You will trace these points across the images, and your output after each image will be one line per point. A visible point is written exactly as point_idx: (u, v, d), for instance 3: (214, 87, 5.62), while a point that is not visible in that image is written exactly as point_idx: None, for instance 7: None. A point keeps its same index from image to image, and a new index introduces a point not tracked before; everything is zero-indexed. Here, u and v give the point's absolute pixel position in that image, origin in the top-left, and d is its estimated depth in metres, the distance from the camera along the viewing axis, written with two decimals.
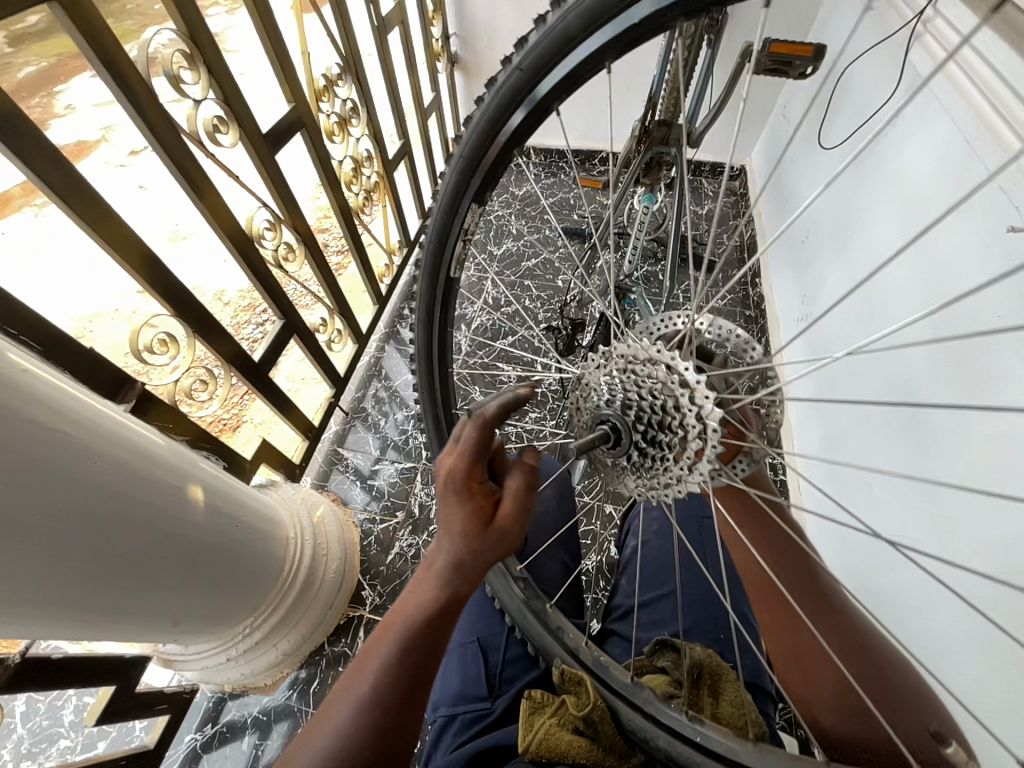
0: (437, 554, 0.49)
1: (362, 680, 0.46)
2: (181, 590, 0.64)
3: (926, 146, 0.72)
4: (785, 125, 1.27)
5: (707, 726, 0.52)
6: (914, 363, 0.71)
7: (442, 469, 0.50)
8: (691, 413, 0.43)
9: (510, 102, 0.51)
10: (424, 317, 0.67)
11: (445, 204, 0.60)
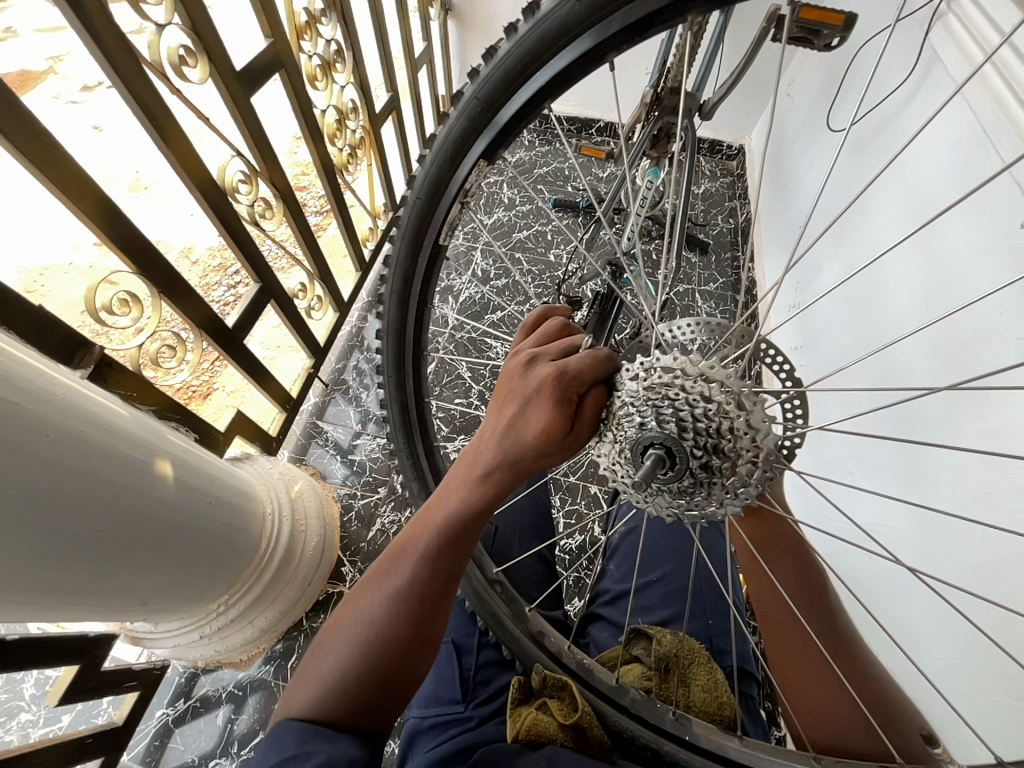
0: (490, 450, 0.46)
1: (397, 573, 0.46)
2: (150, 569, 0.60)
3: (936, 137, 0.71)
4: (790, 105, 1.24)
5: (694, 724, 0.54)
6: (905, 355, 0.71)
7: (546, 370, 0.45)
8: (748, 436, 0.42)
9: (538, 52, 0.47)
10: (401, 280, 0.63)
11: (446, 156, 0.55)
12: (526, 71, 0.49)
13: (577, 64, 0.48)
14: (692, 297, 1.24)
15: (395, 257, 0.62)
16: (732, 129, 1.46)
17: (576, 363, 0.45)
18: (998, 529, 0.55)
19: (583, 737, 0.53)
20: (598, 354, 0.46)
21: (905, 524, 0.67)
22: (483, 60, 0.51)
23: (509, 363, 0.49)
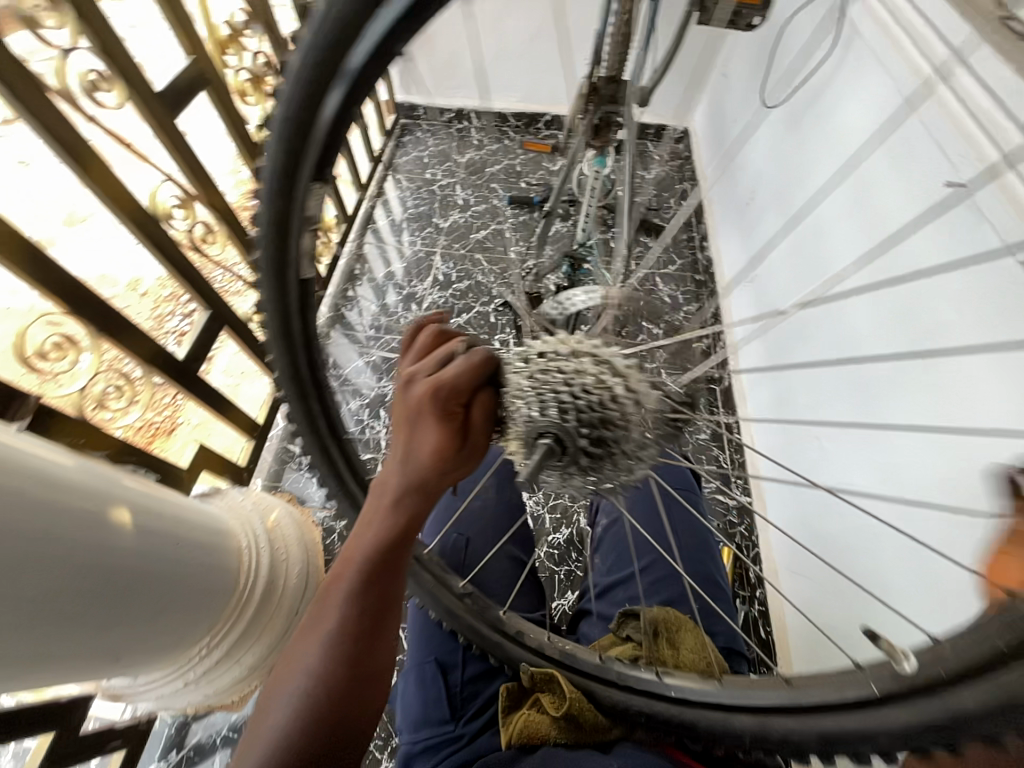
0: (395, 480, 0.42)
1: (328, 615, 0.41)
2: (118, 623, 0.57)
3: (864, 106, 0.74)
4: (727, 84, 1.26)
5: (677, 679, 0.52)
6: (857, 319, 0.73)
7: (431, 370, 0.41)
8: (633, 401, 0.38)
9: (338, 44, 0.35)
10: (275, 329, 0.54)
11: (273, 187, 0.44)
12: (332, 69, 0.36)
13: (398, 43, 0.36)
14: (653, 281, 1.25)
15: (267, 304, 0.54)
16: (676, 113, 1.49)
17: (462, 357, 0.41)
18: (955, 474, 0.56)
19: (577, 725, 0.53)
20: (489, 343, 0.42)
21: (874, 481, 0.69)
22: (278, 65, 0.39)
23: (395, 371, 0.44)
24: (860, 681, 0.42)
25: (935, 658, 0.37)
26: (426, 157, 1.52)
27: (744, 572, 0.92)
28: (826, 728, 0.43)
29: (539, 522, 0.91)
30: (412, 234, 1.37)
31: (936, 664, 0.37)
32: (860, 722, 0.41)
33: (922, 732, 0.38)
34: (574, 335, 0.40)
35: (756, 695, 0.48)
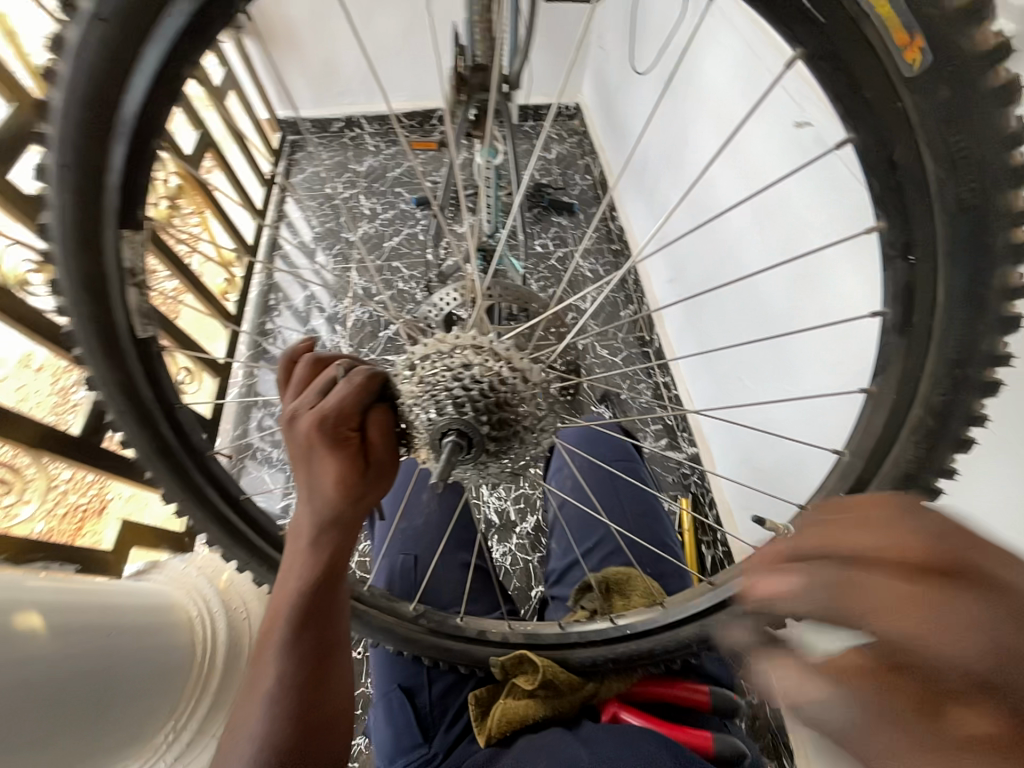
0: (307, 518, 0.44)
1: (264, 674, 0.42)
2: (59, 735, 0.52)
3: (720, 61, 0.78)
4: (605, 56, 1.29)
5: (627, 616, 0.54)
6: (752, 262, 0.77)
7: (308, 416, 0.41)
8: (518, 378, 0.44)
9: (110, 79, 0.36)
10: (121, 406, 0.48)
11: (73, 243, 0.41)
12: (115, 100, 0.37)
13: (176, 66, 0.38)
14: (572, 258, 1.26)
15: (97, 380, 0.47)
16: (564, 91, 1.50)
17: (336, 397, 0.41)
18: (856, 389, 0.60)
19: (554, 690, 0.54)
20: (359, 375, 0.43)
21: (793, 408, 0.72)
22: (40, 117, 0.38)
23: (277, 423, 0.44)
24: (756, 553, 0.50)
25: (801, 515, 0.46)
26: (323, 171, 1.46)
27: (704, 518, 0.96)
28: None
29: (502, 517, 0.90)
30: (323, 253, 1.31)
31: (801, 518, 0.46)
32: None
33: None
34: (453, 336, 0.45)
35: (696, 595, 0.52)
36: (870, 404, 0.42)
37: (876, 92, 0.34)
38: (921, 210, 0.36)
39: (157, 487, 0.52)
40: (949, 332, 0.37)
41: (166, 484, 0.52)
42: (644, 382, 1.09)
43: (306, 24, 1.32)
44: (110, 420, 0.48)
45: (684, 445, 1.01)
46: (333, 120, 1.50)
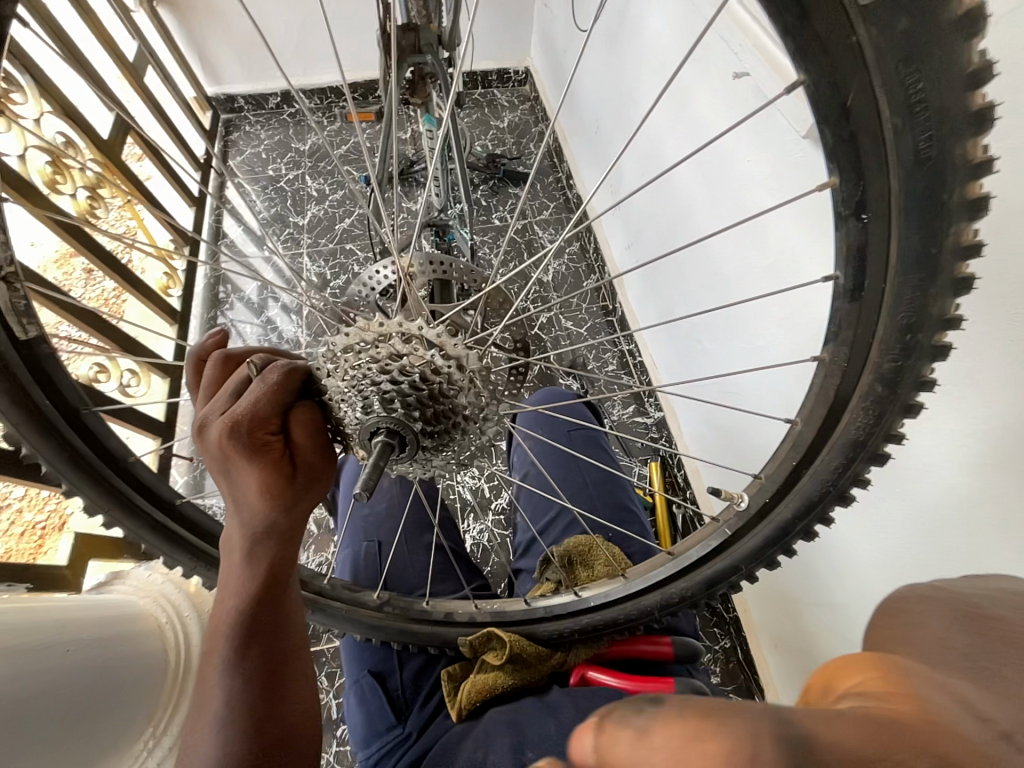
0: (238, 530, 0.44)
1: (214, 695, 0.42)
2: (29, 753, 0.50)
3: (659, 13, 0.75)
4: (549, 13, 1.23)
5: (589, 589, 0.56)
6: (699, 221, 0.77)
7: (218, 429, 0.39)
8: (449, 366, 0.43)
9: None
10: (15, 414, 0.44)
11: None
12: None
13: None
14: (531, 229, 1.24)
15: None
16: (512, 54, 1.44)
17: (245, 406, 0.40)
18: (801, 339, 0.60)
19: (523, 662, 0.56)
20: (269, 380, 0.41)
21: (746, 362, 0.73)
22: None
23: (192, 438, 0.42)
24: (717, 530, 0.49)
25: (760, 489, 0.45)
26: (264, 152, 1.37)
27: (673, 479, 0.98)
28: (708, 576, 0.50)
29: (476, 496, 0.90)
30: (271, 239, 1.24)
31: (762, 494, 0.45)
32: (725, 561, 0.49)
33: (764, 547, 0.46)
34: (381, 325, 0.43)
35: (656, 572, 0.53)
36: (820, 370, 0.38)
37: (829, 25, 0.26)
38: (884, 150, 0.29)
39: (74, 497, 0.49)
40: (899, 300, 0.32)
41: (82, 493, 0.49)
42: (609, 351, 1.10)
43: None
44: (4, 431, 0.45)
45: (651, 410, 1.03)
46: (270, 96, 1.41)
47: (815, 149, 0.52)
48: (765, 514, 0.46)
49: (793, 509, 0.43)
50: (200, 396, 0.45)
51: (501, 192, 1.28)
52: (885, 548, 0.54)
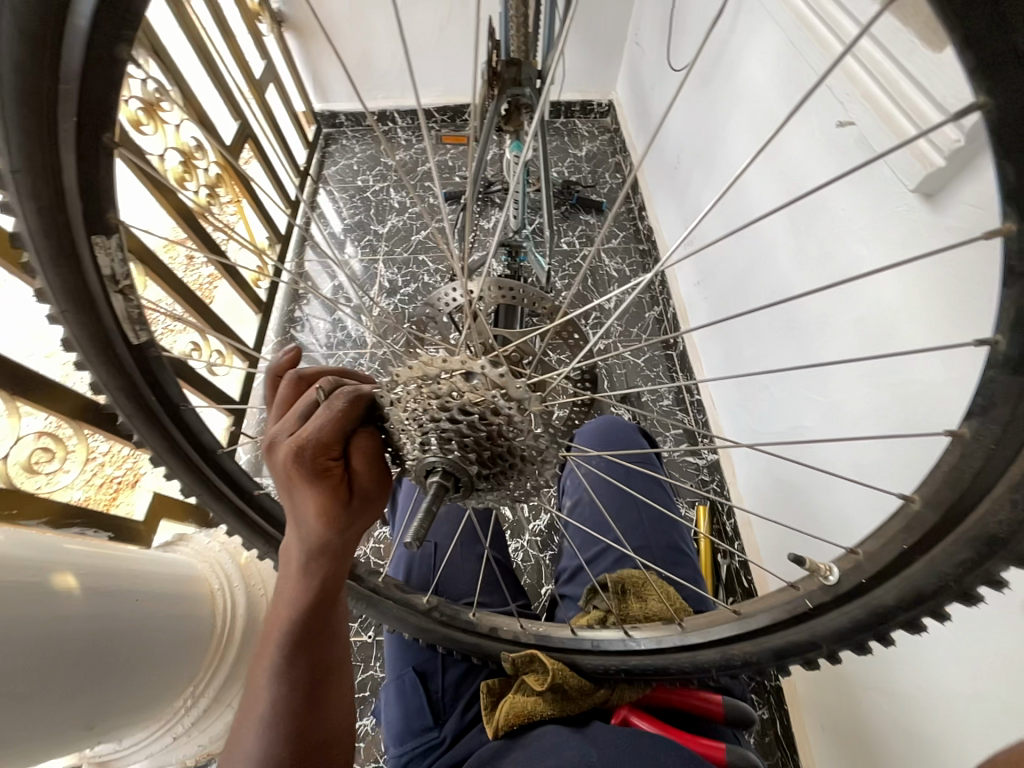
0: (297, 545, 0.46)
1: (263, 697, 0.45)
2: (86, 688, 0.55)
3: (760, 55, 0.76)
4: (640, 52, 1.27)
5: (640, 631, 0.54)
6: (783, 267, 0.76)
7: (286, 451, 0.42)
8: (509, 408, 0.41)
9: (30, 61, 0.32)
10: (130, 406, 0.49)
11: (47, 257, 0.39)
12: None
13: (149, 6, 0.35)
14: (598, 257, 1.25)
15: (102, 385, 0.48)
16: (597, 87, 1.49)
17: (312, 434, 0.42)
18: (891, 401, 0.57)
19: (564, 693, 0.55)
20: (335, 409, 0.42)
21: (821, 419, 0.70)
22: None
23: (261, 452, 0.45)
24: (795, 600, 0.44)
25: (854, 567, 0.39)
26: (355, 165, 1.48)
27: (721, 527, 0.94)
28: (777, 645, 0.45)
29: (518, 514, 0.91)
30: (354, 244, 1.33)
31: (857, 575, 0.39)
32: (803, 634, 0.43)
33: (854, 630, 0.40)
34: (444, 357, 0.42)
35: (719, 631, 0.49)
36: None
37: None
38: None
39: (173, 479, 0.55)
40: None
41: (181, 475, 0.55)
42: (665, 385, 1.09)
43: (345, 19, 1.34)
44: (121, 419, 0.50)
45: (704, 452, 1.00)
46: (367, 114, 1.53)
47: (925, 209, 0.51)
48: (858, 595, 0.39)
49: (896, 598, 0.37)
50: (276, 409, 0.48)
51: (572, 218, 1.30)
52: (970, 638, 0.50)
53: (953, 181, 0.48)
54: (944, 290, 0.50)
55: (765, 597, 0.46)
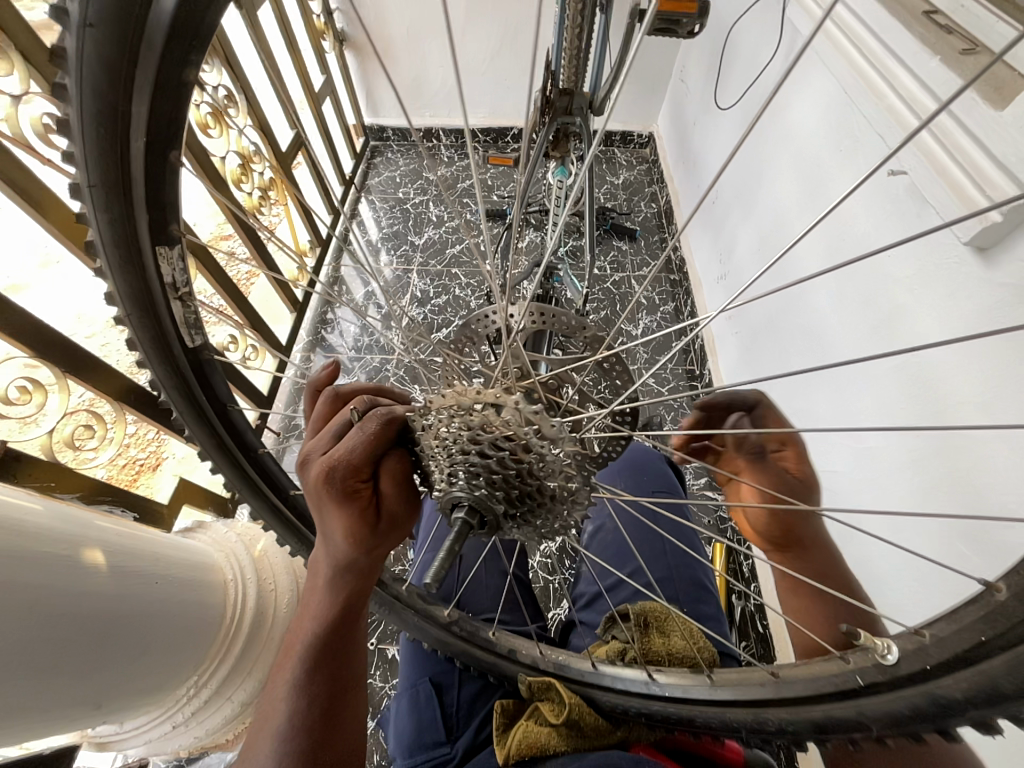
0: (325, 560, 0.47)
1: (282, 705, 0.47)
2: (100, 667, 0.56)
3: (809, 98, 0.77)
4: (685, 89, 1.30)
5: (662, 674, 0.52)
6: (820, 309, 0.75)
7: (316, 471, 0.43)
8: (541, 448, 0.41)
9: (107, 85, 0.34)
10: (183, 406, 0.52)
11: (115, 263, 0.42)
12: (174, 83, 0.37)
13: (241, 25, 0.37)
14: (629, 283, 1.26)
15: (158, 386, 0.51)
16: (639, 118, 1.52)
17: (343, 456, 0.42)
18: (932, 454, 0.57)
19: (579, 730, 0.54)
20: (369, 432, 0.43)
21: (855, 466, 0.69)
22: (59, 134, 0.37)
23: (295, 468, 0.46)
24: (843, 673, 0.39)
25: (918, 651, 0.34)
26: (398, 177, 1.53)
27: (737, 567, 0.92)
28: (817, 717, 0.41)
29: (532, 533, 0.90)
30: (389, 253, 1.37)
31: (920, 658, 0.34)
32: (848, 708, 0.39)
33: (910, 718, 0.35)
34: (478, 387, 0.42)
35: (746, 689, 0.46)
36: None
37: None
38: None
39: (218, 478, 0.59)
40: None
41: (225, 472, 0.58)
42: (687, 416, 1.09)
43: (403, 40, 1.40)
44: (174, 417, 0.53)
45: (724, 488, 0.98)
46: (413, 130, 1.58)
47: (977, 263, 0.51)
48: (918, 679, 0.34)
49: (962, 690, 0.32)
50: (314, 426, 0.50)
51: (605, 244, 1.32)
52: None
53: (1006, 238, 0.48)
54: (996, 350, 0.49)
55: (806, 663, 0.42)
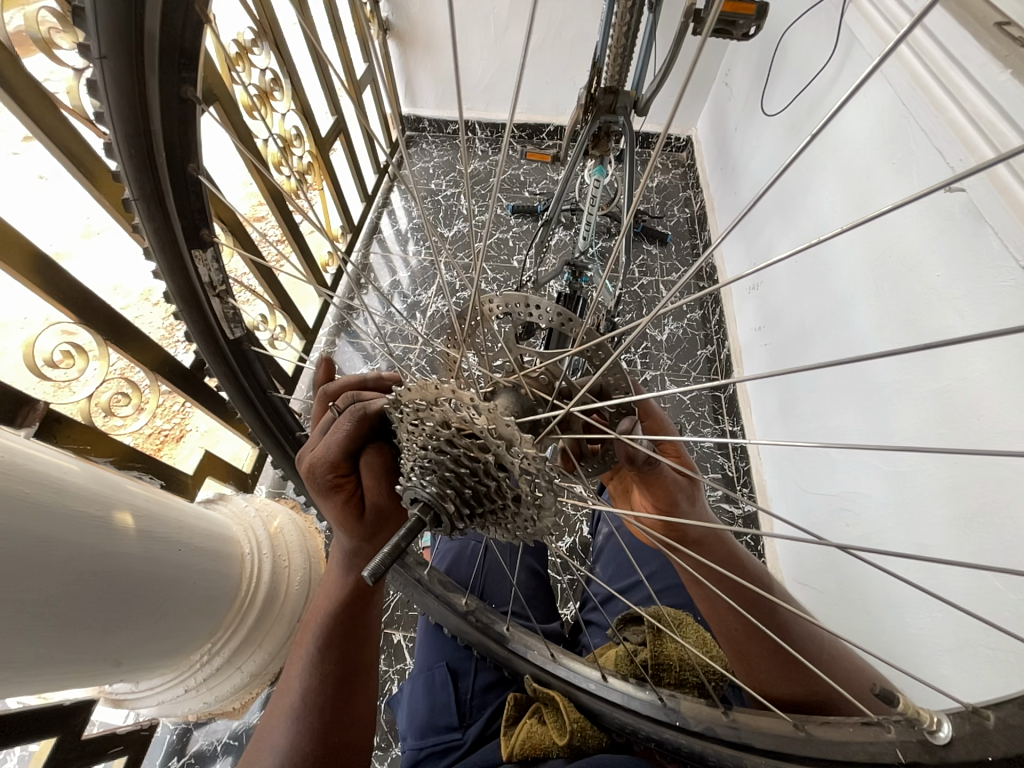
0: (336, 547, 0.51)
1: (291, 690, 0.48)
2: (123, 626, 0.58)
3: (860, 107, 0.75)
4: (729, 94, 1.28)
5: (684, 707, 0.51)
6: (861, 328, 0.73)
7: (303, 465, 0.47)
8: (495, 445, 0.35)
9: (130, 109, 0.40)
10: (233, 390, 0.64)
11: (166, 268, 0.51)
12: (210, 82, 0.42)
13: None
14: (656, 288, 1.24)
15: (217, 375, 0.62)
16: (678, 121, 1.50)
17: (325, 452, 0.45)
18: (971, 484, 0.55)
19: (579, 747, 0.54)
20: (348, 430, 0.45)
21: (886, 490, 0.67)
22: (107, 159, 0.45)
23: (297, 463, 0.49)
24: (882, 744, 0.38)
25: (979, 737, 0.31)
26: (431, 168, 1.51)
27: None
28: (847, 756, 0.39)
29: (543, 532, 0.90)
30: (416, 243, 1.37)
31: (980, 747, 0.31)
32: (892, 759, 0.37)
33: None
34: (440, 381, 0.37)
35: (764, 736, 0.45)
36: None
37: None
38: None
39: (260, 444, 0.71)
40: None
41: (264, 438, 0.70)
42: (709, 426, 1.07)
43: (446, 30, 1.40)
44: (227, 399, 0.65)
45: (741, 502, 0.96)
46: (449, 122, 1.58)
47: None
48: (972, 747, 0.32)
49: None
50: (312, 425, 0.53)
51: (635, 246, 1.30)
52: None
53: None
54: None
55: (840, 728, 0.41)
